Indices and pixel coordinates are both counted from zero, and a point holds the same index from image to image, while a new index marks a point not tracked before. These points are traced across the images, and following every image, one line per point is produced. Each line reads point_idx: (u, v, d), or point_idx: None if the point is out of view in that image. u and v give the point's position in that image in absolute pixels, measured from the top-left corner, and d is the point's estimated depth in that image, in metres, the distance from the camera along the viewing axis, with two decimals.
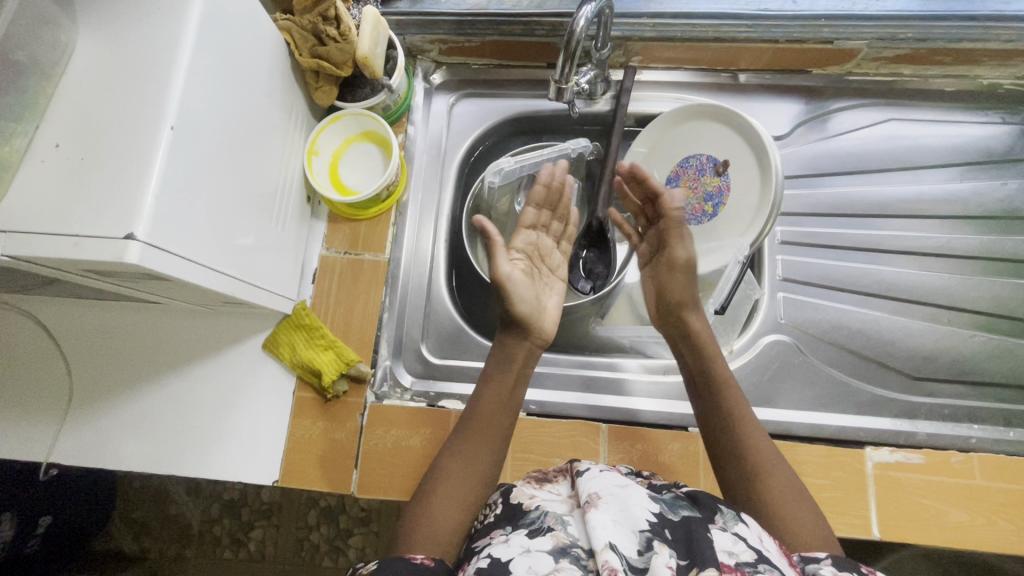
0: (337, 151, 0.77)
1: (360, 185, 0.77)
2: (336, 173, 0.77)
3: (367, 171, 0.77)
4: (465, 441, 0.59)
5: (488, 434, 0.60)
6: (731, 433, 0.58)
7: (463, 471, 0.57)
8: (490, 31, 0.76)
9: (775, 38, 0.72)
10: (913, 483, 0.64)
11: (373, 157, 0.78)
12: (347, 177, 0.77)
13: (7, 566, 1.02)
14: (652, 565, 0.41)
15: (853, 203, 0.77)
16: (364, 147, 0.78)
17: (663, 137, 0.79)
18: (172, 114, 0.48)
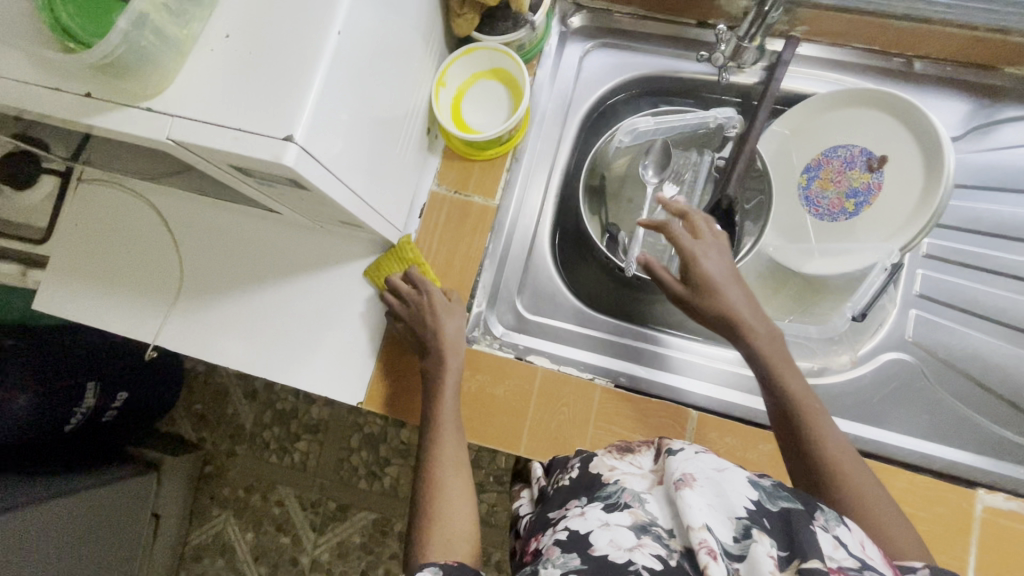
0: (463, 85, 0.75)
1: (481, 125, 0.75)
2: (458, 109, 0.75)
3: (490, 110, 0.75)
4: (442, 442, 0.61)
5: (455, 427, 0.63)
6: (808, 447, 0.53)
7: (454, 468, 0.59)
8: None
9: (974, 24, 0.64)
10: (1022, 535, 0.59)
11: (499, 97, 0.75)
12: (469, 114, 0.75)
13: (88, 430, 1.09)
14: (750, 554, 0.39)
15: (1017, 226, 0.69)
16: (491, 85, 0.75)
17: (811, 120, 0.72)
18: (339, 20, 0.46)
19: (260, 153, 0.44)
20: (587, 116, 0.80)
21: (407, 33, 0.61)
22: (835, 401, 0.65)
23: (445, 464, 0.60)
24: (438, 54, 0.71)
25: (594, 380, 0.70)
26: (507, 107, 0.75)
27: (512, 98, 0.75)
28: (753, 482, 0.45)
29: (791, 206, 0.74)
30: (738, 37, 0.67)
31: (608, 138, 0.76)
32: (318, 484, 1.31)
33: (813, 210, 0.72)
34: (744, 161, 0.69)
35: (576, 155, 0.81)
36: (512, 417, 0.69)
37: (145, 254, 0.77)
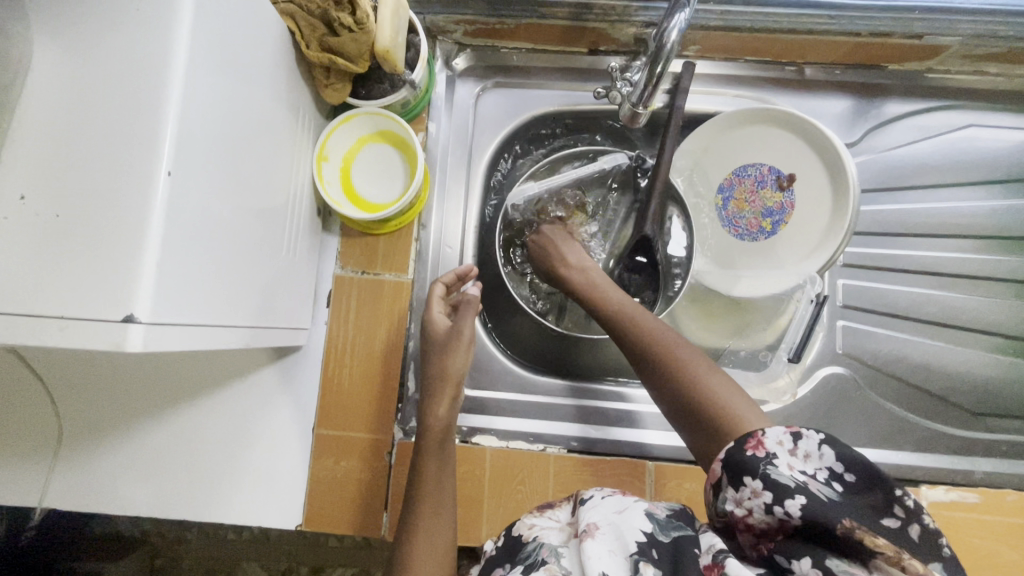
0: (349, 153, 0.66)
1: (375, 194, 0.67)
2: (346, 179, 0.67)
3: (383, 176, 0.68)
4: (421, 511, 0.53)
5: (433, 472, 0.55)
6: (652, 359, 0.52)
7: (430, 538, 0.51)
8: (527, 13, 0.64)
9: (857, 31, 0.63)
10: (966, 522, 0.61)
11: (391, 160, 0.68)
12: (358, 183, 0.67)
13: None
14: None
15: (923, 221, 0.71)
16: (377, 149, 0.67)
17: (716, 139, 0.70)
18: (167, 157, 0.38)
19: (95, 343, 0.36)
20: (492, 163, 0.74)
21: (270, 116, 0.52)
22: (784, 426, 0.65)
23: (429, 513, 0.53)
24: (313, 126, 0.63)
25: (546, 450, 0.67)
26: (402, 170, 0.67)
27: (405, 159, 0.67)
28: (648, 513, 0.43)
29: (709, 225, 0.72)
30: (631, 104, 0.61)
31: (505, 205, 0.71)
32: (285, 550, 1.02)
33: (732, 230, 0.70)
34: (658, 197, 0.66)
35: (490, 202, 0.74)
36: (468, 508, 0.64)
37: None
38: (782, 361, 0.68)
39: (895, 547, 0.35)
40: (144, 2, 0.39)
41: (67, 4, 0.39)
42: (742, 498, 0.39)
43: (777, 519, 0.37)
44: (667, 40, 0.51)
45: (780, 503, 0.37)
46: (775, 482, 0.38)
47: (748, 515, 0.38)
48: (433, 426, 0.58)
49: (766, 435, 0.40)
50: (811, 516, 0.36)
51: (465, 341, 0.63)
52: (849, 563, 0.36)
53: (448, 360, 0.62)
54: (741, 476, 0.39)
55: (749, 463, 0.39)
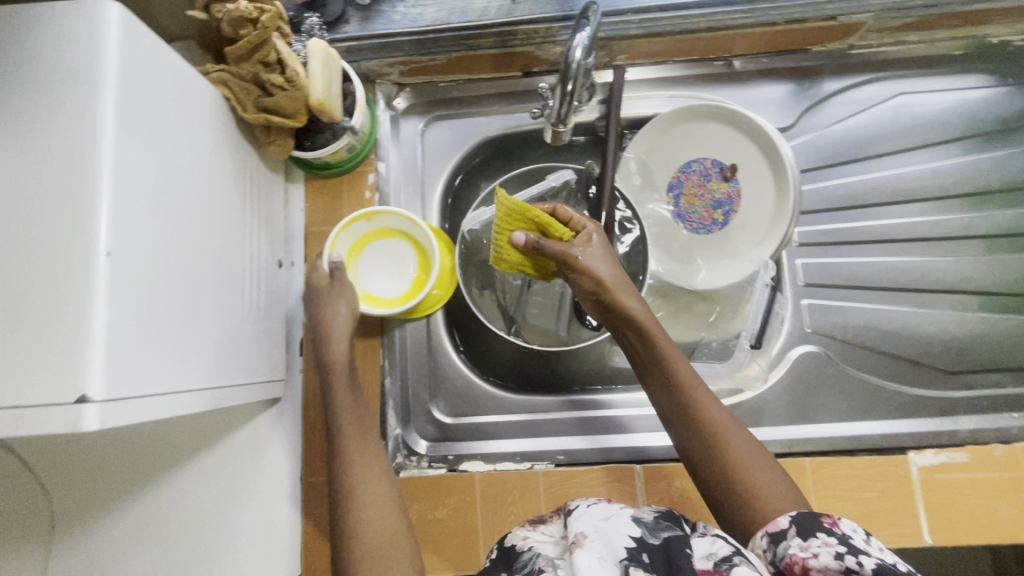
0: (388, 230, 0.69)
1: (408, 275, 0.69)
2: (383, 298, 0.68)
3: (391, 262, 0.69)
4: (346, 457, 0.56)
5: (357, 428, 0.58)
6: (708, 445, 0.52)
7: (373, 487, 0.54)
8: (456, 47, 0.67)
9: (773, 20, 0.65)
10: (958, 483, 0.61)
11: (398, 268, 0.69)
12: (392, 290, 0.69)
13: None
14: None
15: (870, 191, 0.72)
16: (365, 258, 0.69)
17: (658, 141, 0.72)
18: (104, 237, 0.39)
19: (51, 428, 0.36)
20: (445, 193, 0.75)
21: (213, 180, 0.53)
22: (763, 411, 0.66)
23: (354, 453, 0.56)
24: (262, 184, 0.64)
25: (533, 468, 0.67)
26: (399, 239, 0.69)
27: (387, 231, 0.69)
28: (634, 518, 0.43)
29: (662, 223, 0.73)
30: (552, 123, 0.61)
31: (461, 231, 0.73)
32: None
33: (686, 225, 0.72)
34: (608, 202, 0.67)
35: (448, 231, 0.76)
36: (464, 537, 0.64)
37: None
38: (744, 348, 0.68)
39: None
40: (66, 95, 0.40)
41: None
42: (809, 546, 0.42)
43: (844, 565, 0.39)
44: (571, 61, 0.53)
45: (851, 554, 0.39)
46: (850, 541, 0.40)
47: (812, 558, 0.41)
48: (336, 357, 0.62)
49: (842, 518, 0.43)
50: (882, 570, 0.37)
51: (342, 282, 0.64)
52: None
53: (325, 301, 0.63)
54: (813, 530, 0.43)
55: (826, 528, 0.42)
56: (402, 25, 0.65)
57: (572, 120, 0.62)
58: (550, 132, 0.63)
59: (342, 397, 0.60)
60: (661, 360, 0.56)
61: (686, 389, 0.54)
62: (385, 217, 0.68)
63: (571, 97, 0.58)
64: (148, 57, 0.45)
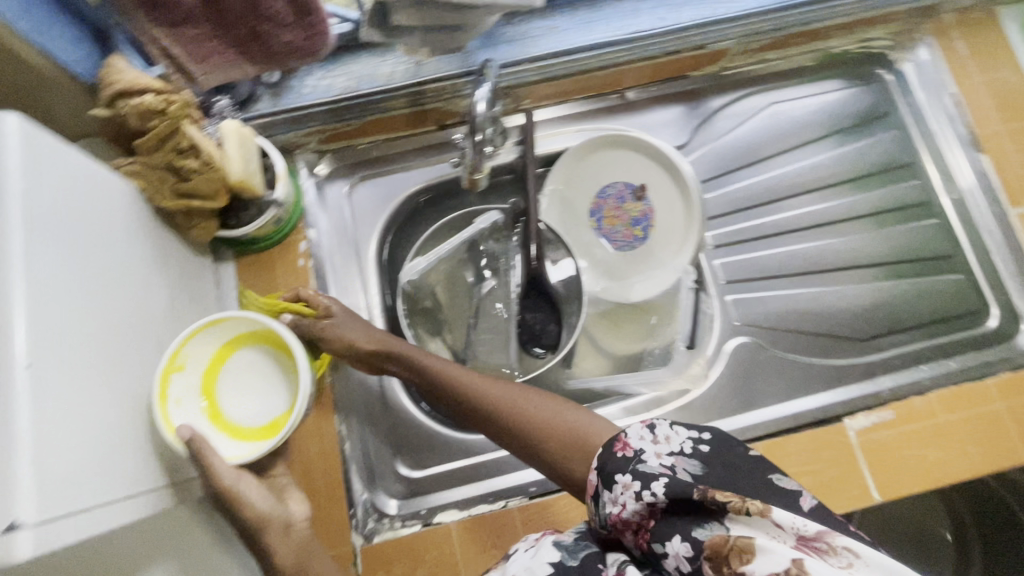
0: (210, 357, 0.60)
1: (274, 373, 0.62)
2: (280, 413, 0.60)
3: (249, 377, 0.62)
4: None
5: None
6: (522, 439, 0.54)
7: None
8: (369, 110, 0.70)
9: (652, 54, 0.73)
10: (891, 438, 0.67)
11: (261, 369, 0.62)
12: (274, 399, 0.61)
13: None
14: None
15: (765, 190, 0.80)
16: (224, 396, 0.60)
17: (574, 171, 0.77)
18: (21, 351, 0.37)
19: None
20: (380, 249, 0.76)
21: (131, 275, 0.52)
22: (711, 406, 0.70)
23: None
24: (188, 269, 0.63)
25: (508, 505, 0.67)
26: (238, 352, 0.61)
27: (213, 361, 0.60)
28: (555, 544, 0.47)
29: (591, 246, 0.77)
30: (468, 172, 0.66)
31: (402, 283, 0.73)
32: None
33: (611, 245, 0.77)
34: (536, 237, 0.72)
35: (388, 287, 0.77)
36: None
37: None
38: (680, 349, 0.74)
39: (739, 496, 0.40)
40: None
41: None
42: (620, 496, 0.44)
43: (645, 504, 0.42)
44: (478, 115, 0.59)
45: (645, 488, 0.42)
46: (640, 469, 0.43)
47: (623, 509, 0.43)
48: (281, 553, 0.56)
49: (628, 435, 0.46)
50: (674, 493, 0.41)
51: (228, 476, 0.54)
52: (708, 527, 0.40)
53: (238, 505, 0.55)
54: (614, 476, 0.45)
55: (620, 462, 0.45)
56: (313, 96, 0.68)
57: (485, 167, 0.67)
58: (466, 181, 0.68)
59: None
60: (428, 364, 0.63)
61: (454, 380, 0.61)
62: (191, 353, 0.58)
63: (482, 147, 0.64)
64: (50, 161, 0.44)
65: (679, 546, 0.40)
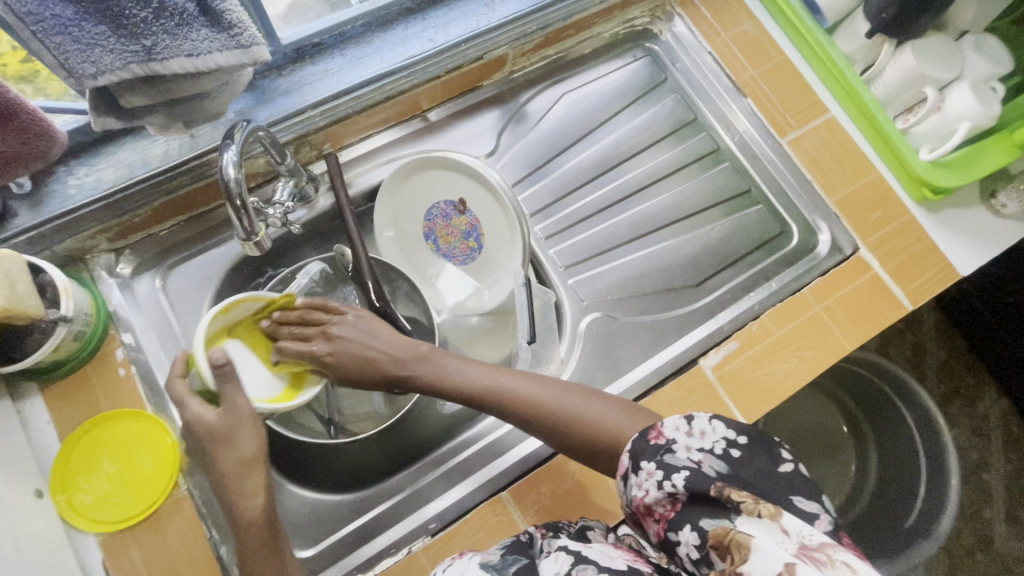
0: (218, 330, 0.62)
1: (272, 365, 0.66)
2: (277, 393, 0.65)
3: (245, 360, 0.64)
4: None
5: None
6: (557, 433, 0.57)
7: None
8: (153, 195, 0.65)
9: (435, 74, 0.75)
10: (741, 366, 0.73)
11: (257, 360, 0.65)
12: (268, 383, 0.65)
13: None
14: None
15: (581, 173, 0.85)
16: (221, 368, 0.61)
17: (397, 202, 0.77)
18: None
19: None
20: None
21: None
22: (581, 386, 0.73)
23: None
24: None
25: (412, 549, 0.65)
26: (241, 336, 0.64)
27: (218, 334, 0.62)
28: (482, 565, 0.43)
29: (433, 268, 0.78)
30: (244, 239, 0.56)
31: None
32: None
33: (453, 261, 0.79)
34: (371, 276, 0.71)
35: None
36: None
37: None
38: (526, 348, 0.72)
39: (754, 497, 0.42)
40: None
41: None
42: (642, 482, 0.46)
43: (666, 492, 0.44)
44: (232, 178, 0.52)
45: (667, 478, 0.44)
46: (666, 459, 0.45)
47: (646, 495, 0.45)
48: (250, 519, 0.53)
49: (664, 424, 0.47)
50: (692, 485, 0.43)
51: (248, 418, 0.56)
52: (716, 517, 0.42)
53: (234, 449, 0.55)
54: (641, 461, 0.47)
55: (651, 450, 0.46)
56: (81, 196, 0.62)
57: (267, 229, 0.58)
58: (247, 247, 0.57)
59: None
60: (444, 372, 0.62)
61: (476, 382, 0.60)
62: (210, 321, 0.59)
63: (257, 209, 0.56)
64: None
65: (688, 536, 0.42)
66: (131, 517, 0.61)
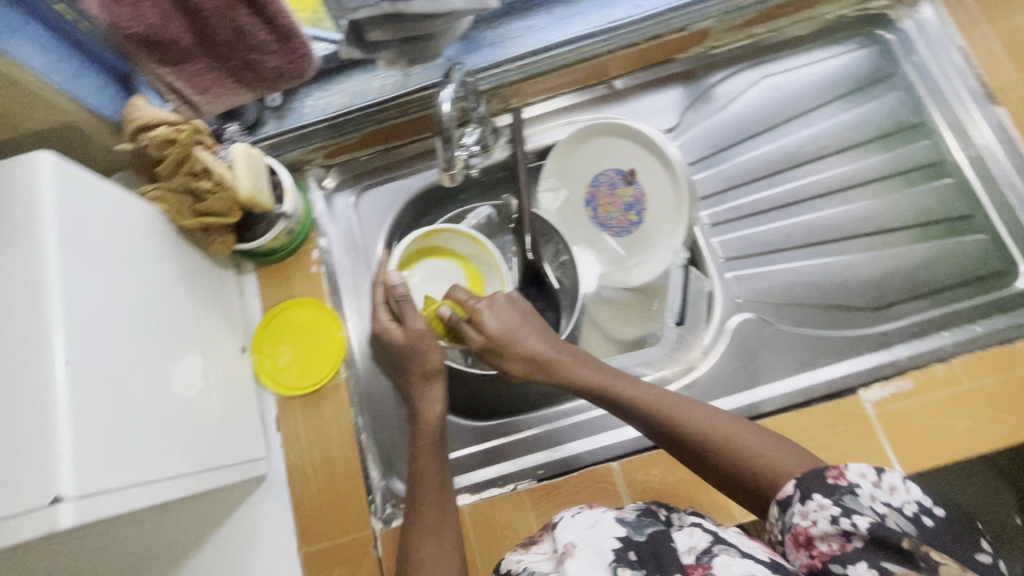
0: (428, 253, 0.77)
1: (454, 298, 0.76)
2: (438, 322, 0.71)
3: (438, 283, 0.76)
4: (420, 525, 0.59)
5: (437, 509, 0.60)
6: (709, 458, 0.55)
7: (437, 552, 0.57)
8: (366, 123, 0.74)
9: (633, 41, 0.74)
10: (912, 409, 0.64)
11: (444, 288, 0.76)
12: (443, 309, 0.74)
13: None
14: None
15: (763, 165, 0.80)
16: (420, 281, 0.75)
17: (567, 164, 0.79)
18: (60, 351, 0.44)
19: (32, 532, 0.40)
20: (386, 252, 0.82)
21: (163, 290, 0.59)
22: (717, 383, 0.70)
23: (426, 532, 0.59)
24: (213, 282, 0.70)
25: (518, 488, 0.70)
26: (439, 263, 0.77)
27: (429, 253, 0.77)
28: (618, 519, 0.46)
29: (589, 234, 0.79)
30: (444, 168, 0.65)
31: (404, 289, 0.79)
32: None
33: (608, 232, 0.79)
34: (530, 229, 0.74)
35: None
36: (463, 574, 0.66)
37: None
38: (671, 327, 0.73)
39: (952, 565, 0.38)
40: (13, 237, 0.46)
41: None
42: (810, 511, 0.43)
43: (841, 529, 0.41)
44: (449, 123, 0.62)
45: (846, 516, 0.41)
46: (845, 500, 0.42)
47: (812, 526, 0.43)
48: (429, 420, 0.65)
49: (847, 467, 0.44)
50: (877, 530, 0.40)
51: (430, 339, 0.66)
52: (899, 565, 0.39)
53: (422, 362, 0.65)
54: (811, 492, 0.44)
55: (824, 486, 0.44)
56: (313, 115, 0.73)
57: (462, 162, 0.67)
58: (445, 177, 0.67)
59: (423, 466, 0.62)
60: (615, 387, 0.61)
61: (629, 395, 0.60)
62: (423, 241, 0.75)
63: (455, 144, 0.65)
64: (82, 190, 0.51)
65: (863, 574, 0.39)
66: (302, 388, 0.73)
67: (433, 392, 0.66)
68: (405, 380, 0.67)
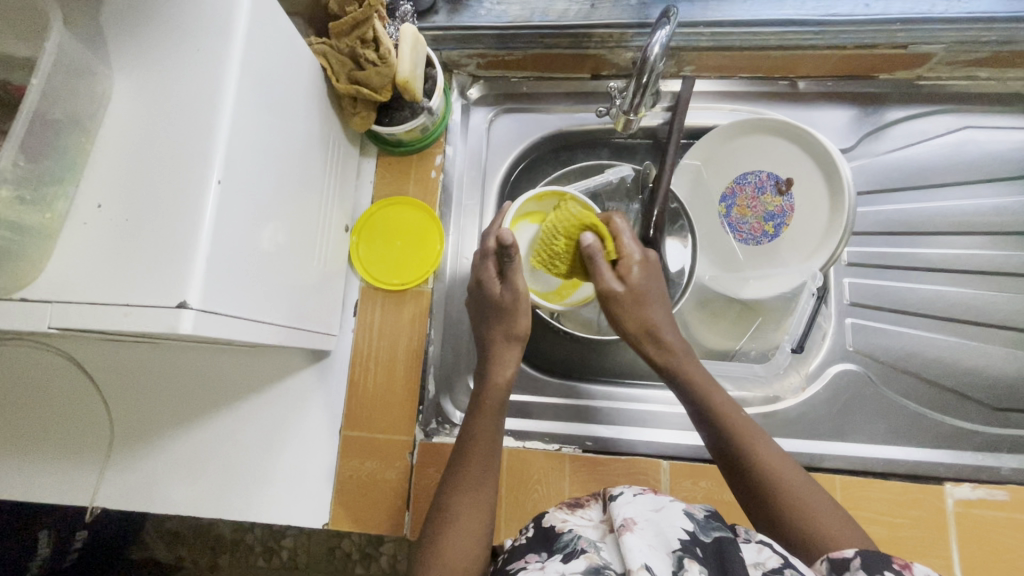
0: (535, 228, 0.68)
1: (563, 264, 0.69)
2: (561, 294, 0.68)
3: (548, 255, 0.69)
4: (461, 479, 0.56)
5: (483, 472, 0.56)
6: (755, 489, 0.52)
7: (472, 510, 0.54)
8: (534, 44, 0.71)
9: (842, 44, 0.67)
10: (997, 520, 0.60)
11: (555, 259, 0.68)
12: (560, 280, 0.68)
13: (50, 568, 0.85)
14: None
15: (925, 220, 0.73)
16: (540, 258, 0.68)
17: (718, 150, 0.73)
18: (217, 167, 0.44)
19: (152, 327, 0.41)
20: (504, 180, 0.80)
21: (304, 149, 0.59)
22: (798, 423, 0.66)
23: (469, 491, 0.55)
24: (341, 155, 0.70)
25: (561, 450, 0.69)
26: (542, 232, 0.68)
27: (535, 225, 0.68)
28: (686, 512, 0.44)
29: (713, 230, 0.75)
30: (622, 112, 0.67)
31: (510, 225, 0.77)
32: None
33: (736, 235, 0.73)
34: (660, 208, 0.70)
35: None
36: None
37: (45, 416, 0.67)
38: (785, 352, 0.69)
39: None
40: (204, 44, 0.46)
41: (140, 49, 0.47)
42: None
43: None
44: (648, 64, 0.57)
45: None
46: None
47: None
48: (496, 384, 0.61)
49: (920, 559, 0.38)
50: None
51: (525, 301, 0.63)
52: None
53: (511, 322, 0.63)
54: (881, 568, 0.39)
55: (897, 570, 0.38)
56: (486, 20, 0.70)
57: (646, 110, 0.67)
58: (622, 121, 0.68)
59: (478, 425, 0.59)
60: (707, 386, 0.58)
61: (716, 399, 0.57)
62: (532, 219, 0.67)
63: (645, 92, 0.63)
64: (270, 20, 0.51)
65: None
66: (388, 284, 0.74)
67: (513, 358, 0.63)
68: (487, 336, 0.64)
